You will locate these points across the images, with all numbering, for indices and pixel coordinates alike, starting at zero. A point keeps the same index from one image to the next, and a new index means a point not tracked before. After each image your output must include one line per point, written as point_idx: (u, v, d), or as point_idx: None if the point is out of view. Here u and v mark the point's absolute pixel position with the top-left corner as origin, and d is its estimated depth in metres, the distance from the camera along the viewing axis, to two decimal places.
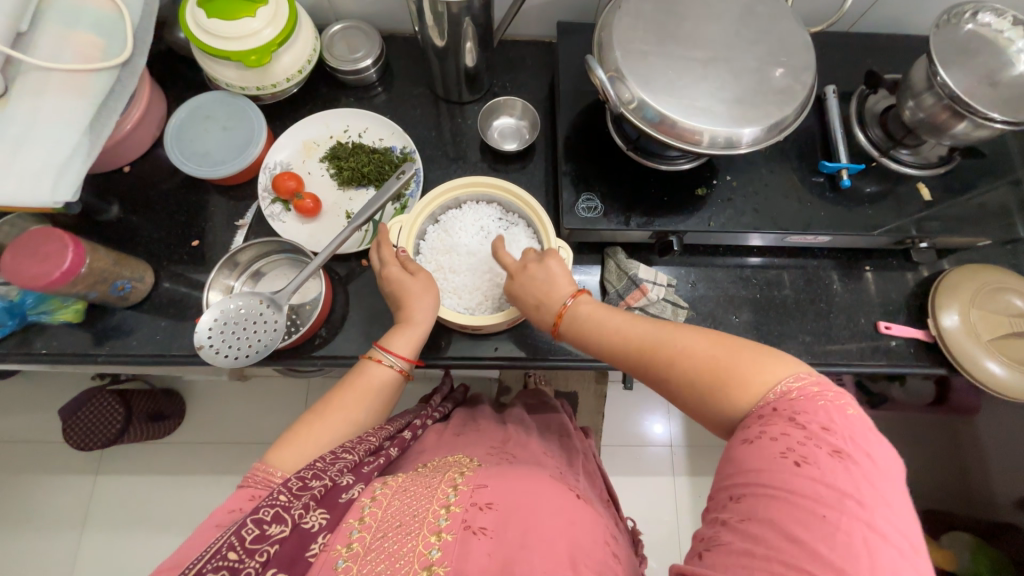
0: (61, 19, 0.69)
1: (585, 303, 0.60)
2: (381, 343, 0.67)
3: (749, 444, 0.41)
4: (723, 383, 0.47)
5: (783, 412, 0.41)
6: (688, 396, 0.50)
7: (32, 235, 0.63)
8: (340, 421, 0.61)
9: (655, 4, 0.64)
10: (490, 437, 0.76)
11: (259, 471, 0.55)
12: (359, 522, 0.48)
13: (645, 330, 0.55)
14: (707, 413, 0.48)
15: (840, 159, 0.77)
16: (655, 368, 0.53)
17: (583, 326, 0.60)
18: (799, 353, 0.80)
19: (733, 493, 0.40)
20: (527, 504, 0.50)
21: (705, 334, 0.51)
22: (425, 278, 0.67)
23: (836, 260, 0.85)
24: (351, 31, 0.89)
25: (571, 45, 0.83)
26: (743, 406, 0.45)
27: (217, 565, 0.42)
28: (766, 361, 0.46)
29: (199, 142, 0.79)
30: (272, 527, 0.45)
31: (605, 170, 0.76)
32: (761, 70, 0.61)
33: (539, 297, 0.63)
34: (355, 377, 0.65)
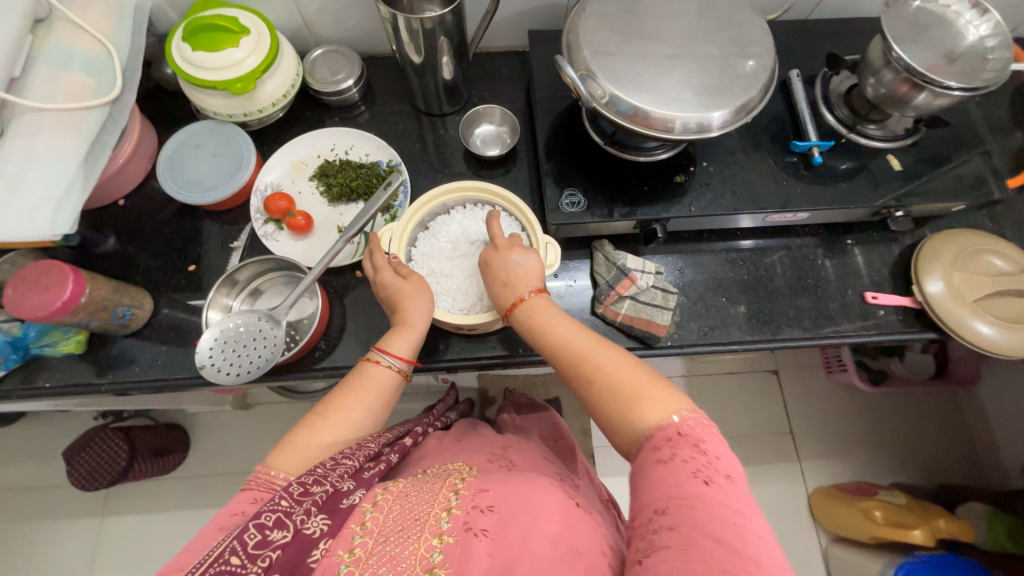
0: (52, 62, 0.72)
1: (541, 301, 0.64)
2: (380, 346, 0.67)
3: (661, 462, 0.46)
4: (634, 402, 0.52)
5: (685, 439, 0.47)
6: (601, 406, 0.55)
7: (32, 268, 0.64)
8: (342, 423, 0.62)
9: (618, 5, 0.67)
10: (491, 444, 0.77)
11: (261, 474, 0.55)
12: (361, 527, 0.49)
13: (583, 341, 0.59)
14: (611, 423, 0.53)
15: (810, 138, 0.80)
16: (580, 376, 0.57)
17: (528, 320, 0.63)
18: (791, 328, 0.82)
19: (658, 508, 0.44)
20: (527, 500, 0.51)
21: (628, 359, 0.56)
22: (417, 282, 0.69)
23: (818, 236, 0.87)
24: (332, 55, 0.92)
25: (543, 52, 0.87)
26: (644, 429, 0.50)
27: (220, 569, 0.43)
28: (670, 396, 0.51)
29: (191, 170, 0.81)
30: (274, 533, 0.46)
31: (585, 165, 0.79)
32: (723, 57, 0.64)
33: (509, 278, 0.65)
34: (356, 379, 0.65)
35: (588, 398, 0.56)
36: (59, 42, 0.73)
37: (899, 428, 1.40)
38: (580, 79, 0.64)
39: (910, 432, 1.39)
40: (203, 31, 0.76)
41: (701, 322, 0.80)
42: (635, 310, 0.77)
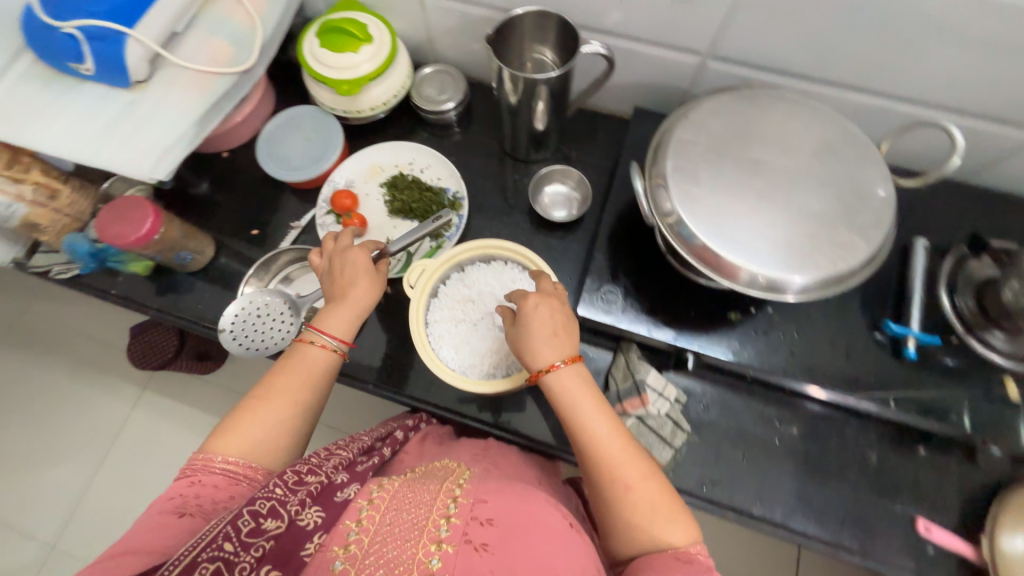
0: (208, 28, 0.82)
1: (576, 371, 0.60)
2: (313, 326, 0.69)
3: (680, 569, 0.51)
4: (658, 522, 0.55)
5: (697, 560, 0.53)
6: (622, 512, 0.56)
7: (127, 201, 0.74)
8: (285, 405, 0.64)
9: (727, 121, 0.61)
10: (473, 444, 0.77)
11: (202, 458, 0.59)
12: (356, 524, 0.53)
13: (617, 438, 0.58)
14: (629, 529, 0.56)
15: (911, 325, 0.68)
16: (605, 471, 0.57)
17: (569, 390, 0.60)
18: (807, 520, 0.70)
19: None
20: (523, 525, 0.54)
21: (655, 471, 0.58)
22: (365, 270, 0.71)
23: (884, 429, 0.74)
24: (443, 75, 0.95)
25: (643, 132, 0.82)
26: (659, 542, 0.54)
27: (214, 556, 0.47)
28: (682, 516, 0.56)
29: (284, 147, 0.89)
30: (268, 522, 0.51)
31: (638, 266, 0.74)
32: (823, 215, 0.56)
33: (548, 337, 0.61)
34: (291, 361, 0.67)
35: (615, 499, 0.57)
36: (219, 10, 0.83)
37: None
38: (652, 184, 0.61)
39: None
40: (332, 30, 0.82)
41: (703, 471, 0.72)
42: (636, 431, 0.72)
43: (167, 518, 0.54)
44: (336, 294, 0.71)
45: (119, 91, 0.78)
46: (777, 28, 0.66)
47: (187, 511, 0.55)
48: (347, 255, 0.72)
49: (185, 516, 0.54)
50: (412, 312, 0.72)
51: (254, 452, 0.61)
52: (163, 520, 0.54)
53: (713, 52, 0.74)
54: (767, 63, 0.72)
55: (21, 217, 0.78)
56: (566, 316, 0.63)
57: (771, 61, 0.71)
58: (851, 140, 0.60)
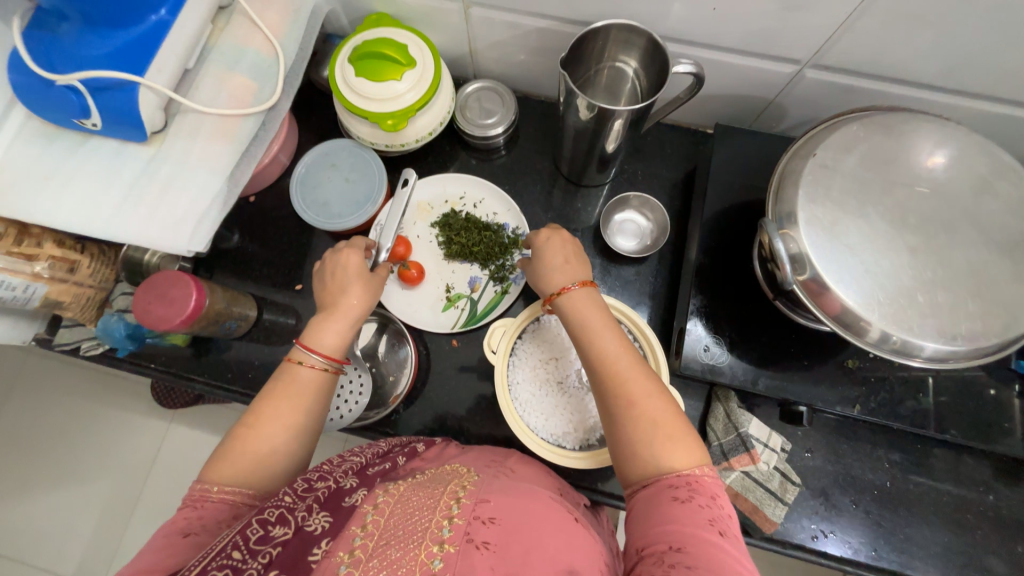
0: (224, 62, 0.71)
1: (587, 293, 0.58)
2: (303, 342, 0.59)
3: (673, 509, 0.44)
4: (662, 440, 0.48)
5: (701, 490, 0.45)
6: (628, 431, 0.49)
7: (166, 278, 0.65)
8: (278, 428, 0.54)
9: (862, 156, 0.52)
10: (493, 451, 0.67)
11: (195, 489, 0.49)
12: (362, 528, 0.44)
13: (623, 354, 0.53)
14: (630, 447, 0.49)
15: None
16: (610, 387, 0.52)
17: (579, 310, 0.57)
18: (927, 566, 0.67)
19: (718, 528, 0.43)
20: (530, 524, 0.47)
21: (664, 393, 0.51)
22: (357, 276, 0.64)
23: (999, 463, 0.70)
24: (487, 92, 0.85)
25: (729, 151, 0.73)
26: (659, 463, 0.47)
27: (221, 563, 0.40)
28: (688, 440, 0.48)
29: (321, 191, 0.79)
30: (276, 528, 0.44)
31: (739, 310, 0.67)
32: (982, 270, 0.49)
33: (562, 263, 0.61)
34: (275, 385, 0.56)
35: (619, 414, 0.50)
36: (234, 39, 0.72)
37: None
38: (776, 222, 0.54)
39: None
40: (368, 55, 0.70)
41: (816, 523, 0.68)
42: (743, 486, 0.67)
43: (172, 539, 0.45)
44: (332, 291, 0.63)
45: (133, 146, 0.68)
46: (904, 37, 0.56)
47: (192, 530, 0.46)
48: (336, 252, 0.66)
49: (191, 535, 0.46)
50: (497, 380, 0.65)
51: (253, 480, 0.51)
52: (167, 542, 0.45)
53: (814, 61, 0.64)
54: (878, 72, 0.63)
55: (43, 297, 0.69)
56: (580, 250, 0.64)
57: (885, 70, 0.62)
58: (1009, 173, 0.51)
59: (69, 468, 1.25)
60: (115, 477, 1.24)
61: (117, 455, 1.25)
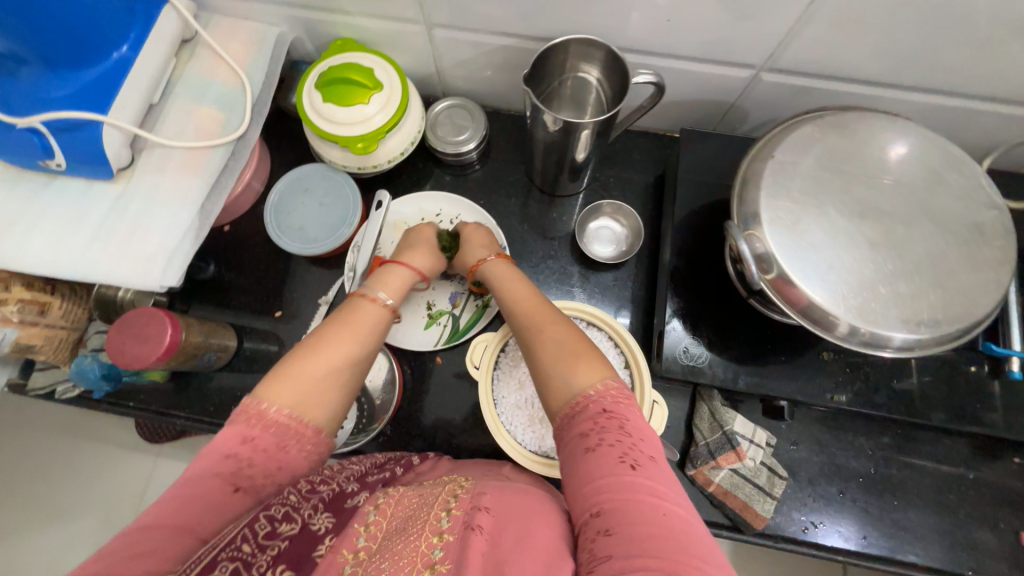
0: (191, 94, 0.71)
1: (503, 263, 0.68)
2: (370, 284, 0.64)
3: (586, 462, 0.45)
4: (570, 362, 0.52)
5: (611, 422, 0.47)
6: (543, 358, 0.54)
7: (136, 314, 0.64)
8: (335, 355, 0.54)
9: (818, 155, 0.54)
10: (484, 462, 0.68)
11: (250, 405, 0.48)
12: (365, 529, 0.48)
13: (534, 301, 0.61)
14: (545, 375, 0.54)
15: (1016, 346, 0.62)
16: (523, 330, 0.59)
17: (495, 274, 0.67)
18: (915, 548, 0.68)
19: (630, 464, 0.44)
20: (527, 515, 0.48)
21: (574, 327, 0.57)
22: (424, 242, 0.72)
23: (978, 443, 0.72)
24: (456, 109, 0.86)
25: (695, 154, 0.75)
26: (572, 383, 0.51)
27: (232, 556, 0.45)
28: (598, 362, 0.53)
29: (296, 217, 0.79)
30: (282, 525, 0.50)
31: (715, 310, 0.69)
32: (940, 261, 0.51)
33: (478, 246, 0.72)
34: (343, 312, 0.59)
35: (533, 347, 0.56)
36: (199, 72, 0.73)
37: None
38: (741, 224, 0.55)
39: None
40: (334, 81, 0.71)
41: (805, 514, 0.69)
42: (731, 483, 0.68)
43: (221, 490, 0.44)
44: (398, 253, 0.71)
45: (101, 183, 0.67)
46: (850, 38, 0.59)
47: (243, 484, 0.45)
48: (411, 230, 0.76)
49: (240, 490, 0.45)
50: (482, 396, 0.66)
51: (310, 407, 0.50)
52: (215, 486, 0.44)
53: (768, 65, 0.66)
54: (830, 72, 0.65)
55: (13, 342, 0.67)
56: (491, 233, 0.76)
57: (836, 70, 0.64)
58: (956, 163, 0.53)
59: (52, 515, 1.20)
60: (100, 521, 1.20)
61: (101, 499, 1.21)
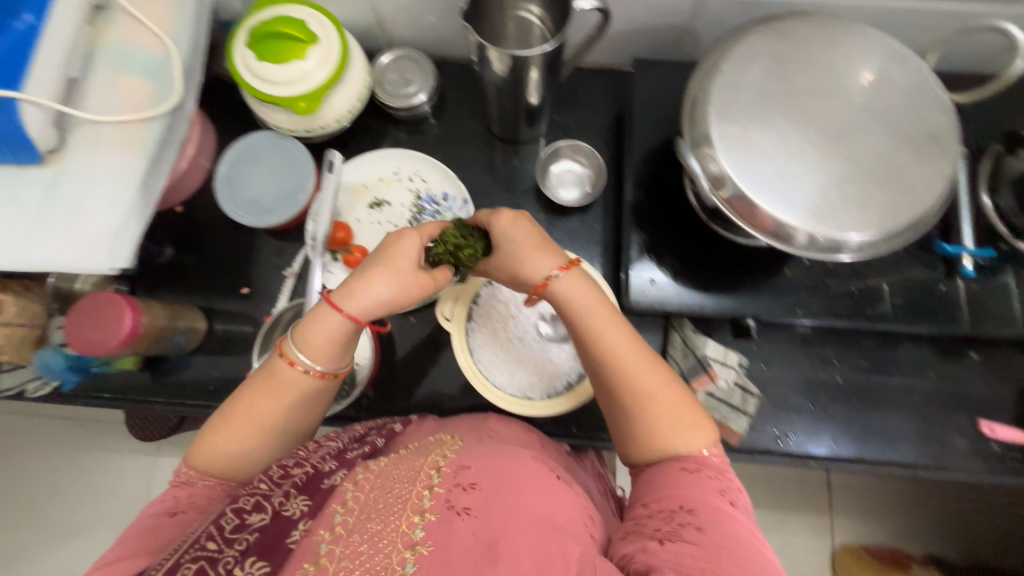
0: (114, 63, 0.67)
1: (581, 279, 0.57)
2: (292, 340, 0.57)
3: (686, 479, 0.49)
4: (673, 427, 0.52)
5: (712, 467, 0.50)
6: (636, 421, 0.53)
7: (93, 301, 0.63)
8: (249, 426, 0.56)
9: (764, 66, 0.54)
10: (471, 417, 0.67)
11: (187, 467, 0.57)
12: (342, 505, 0.49)
13: (627, 350, 0.54)
14: (642, 438, 0.53)
15: (964, 244, 0.67)
16: (617, 386, 0.53)
17: (576, 301, 0.56)
18: (882, 447, 0.72)
19: (729, 498, 0.48)
20: (508, 483, 0.49)
21: (666, 375, 0.54)
22: (391, 265, 0.57)
23: (939, 344, 0.75)
24: (404, 61, 0.82)
25: (650, 85, 0.74)
26: (678, 447, 0.52)
27: (195, 556, 0.46)
28: (697, 418, 0.53)
29: (249, 188, 0.76)
30: (252, 516, 0.49)
31: (678, 239, 0.70)
32: (887, 161, 0.51)
33: (520, 261, 0.58)
34: (264, 375, 0.58)
35: (631, 413, 0.53)
36: (119, 39, 0.67)
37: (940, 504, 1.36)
38: (693, 145, 0.55)
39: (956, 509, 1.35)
40: (266, 37, 0.67)
41: (779, 427, 0.72)
42: (707, 405, 0.70)
43: (160, 519, 0.52)
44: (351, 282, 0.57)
45: (30, 168, 0.63)
46: None
47: (179, 509, 0.54)
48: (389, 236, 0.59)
49: (178, 514, 0.53)
50: (455, 344, 0.68)
51: (231, 469, 0.57)
52: (155, 521, 0.52)
53: None
54: None
55: None
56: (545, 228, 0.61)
57: None
58: (898, 61, 0.54)
59: (54, 519, 1.21)
60: (104, 520, 1.21)
61: (101, 498, 1.22)
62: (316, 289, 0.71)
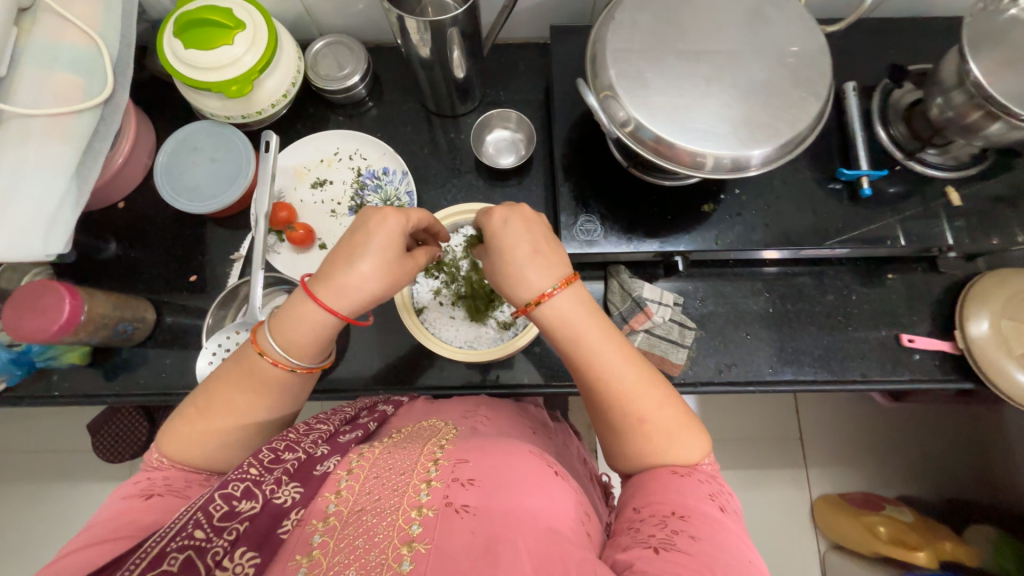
0: (38, 58, 0.67)
1: (569, 294, 0.54)
2: (271, 337, 0.56)
3: (679, 484, 0.49)
4: (669, 443, 0.52)
5: (707, 476, 0.51)
6: (622, 433, 0.53)
7: (32, 287, 0.65)
8: (228, 421, 0.55)
9: (653, 13, 0.59)
10: (462, 403, 0.72)
11: (156, 458, 0.54)
12: (336, 495, 0.48)
13: (624, 372, 0.53)
14: (638, 455, 0.53)
15: (861, 166, 0.72)
16: (612, 407, 0.53)
17: (572, 321, 0.54)
18: (814, 368, 0.77)
19: (718, 503, 0.49)
20: (508, 473, 0.48)
21: (666, 393, 0.54)
22: (379, 255, 0.53)
23: (857, 267, 0.80)
24: (337, 46, 0.85)
25: (568, 49, 0.78)
26: (672, 459, 0.52)
27: (183, 544, 0.43)
28: (693, 432, 0.53)
29: (189, 175, 0.78)
30: (242, 503, 0.46)
31: (605, 187, 0.74)
32: (770, 86, 0.56)
33: (519, 276, 0.53)
34: (239, 371, 0.56)
35: (627, 432, 0.53)
36: (46, 35, 0.68)
37: (907, 442, 1.40)
38: (598, 91, 0.59)
39: (922, 445, 1.39)
40: (192, 26, 0.69)
41: (717, 358, 0.76)
42: (648, 343, 0.74)
43: (133, 502, 0.49)
44: (325, 276, 0.55)
45: None
46: None
47: (155, 492, 0.50)
48: (368, 219, 0.54)
49: (153, 497, 0.50)
50: (400, 303, 0.71)
51: (206, 461, 0.54)
52: (128, 504, 0.49)
53: None
54: None
55: None
56: (551, 236, 0.57)
57: None
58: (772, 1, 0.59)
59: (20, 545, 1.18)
60: None
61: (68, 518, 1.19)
62: (260, 269, 0.72)
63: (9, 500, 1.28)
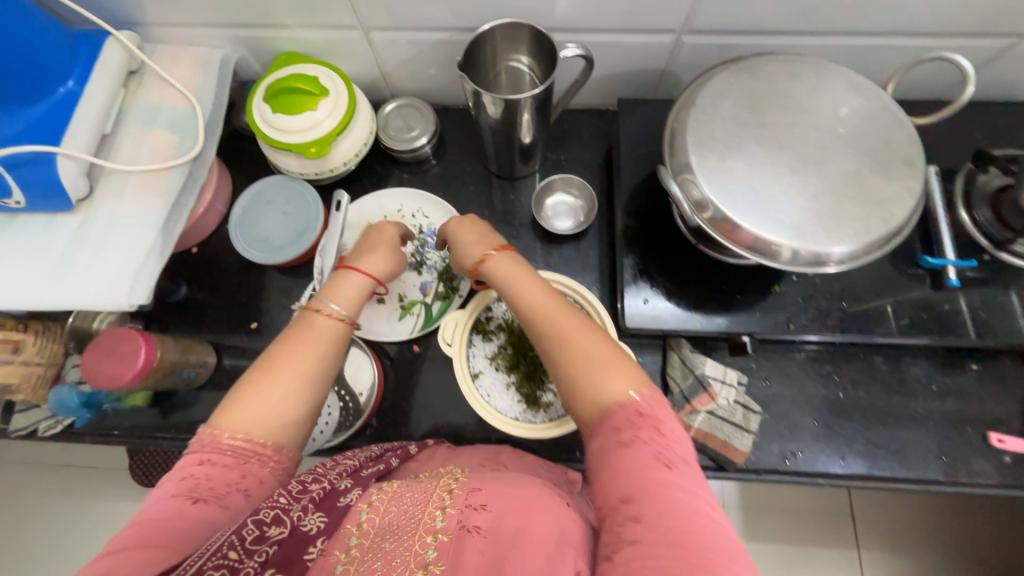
0: (141, 119, 0.73)
1: (506, 256, 0.62)
2: (325, 296, 0.61)
3: (623, 437, 0.47)
4: (604, 369, 0.50)
5: (648, 423, 0.47)
6: (565, 368, 0.52)
7: (112, 335, 0.68)
8: (291, 376, 0.53)
9: (735, 100, 0.59)
10: (482, 449, 0.69)
11: (208, 436, 0.49)
12: (357, 528, 0.45)
13: (550, 306, 0.55)
14: (574, 386, 0.51)
15: (947, 254, 0.70)
16: (547, 343, 0.54)
17: (502, 271, 0.60)
18: (891, 464, 0.71)
19: (669, 462, 0.45)
20: (527, 512, 0.47)
21: (597, 332, 0.53)
22: (384, 246, 0.68)
23: (936, 355, 0.75)
24: (408, 108, 0.88)
25: (634, 121, 0.80)
26: (608, 392, 0.49)
27: (217, 564, 0.38)
28: (628, 369, 0.51)
29: (261, 227, 0.81)
30: (272, 528, 0.42)
31: (668, 261, 0.73)
32: (855, 175, 0.55)
33: (469, 244, 0.64)
34: (300, 329, 0.57)
35: (562, 363, 0.52)
36: (149, 97, 0.75)
37: (973, 534, 1.27)
38: (674, 172, 0.59)
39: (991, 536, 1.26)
40: (281, 91, 0.74)
41: (783, 446, 0.72)
42: (710, 424, 0.71)
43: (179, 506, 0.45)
44: (355, 254, 0.67)
45: (64, 216, 0.70)
46: None
47: (201, 496, 0.46)
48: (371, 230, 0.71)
49: (199, 502, 0.45)
50: (457, 370, 0.70)
51: (264, 424, 0.50)
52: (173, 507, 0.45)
53: (687, 28, 0.69)
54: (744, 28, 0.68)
55: None
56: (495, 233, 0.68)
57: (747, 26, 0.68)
58: (856, 91, 0.59)
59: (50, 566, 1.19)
60: None
61: None
62: None
63: (40, 518, 1.30)
